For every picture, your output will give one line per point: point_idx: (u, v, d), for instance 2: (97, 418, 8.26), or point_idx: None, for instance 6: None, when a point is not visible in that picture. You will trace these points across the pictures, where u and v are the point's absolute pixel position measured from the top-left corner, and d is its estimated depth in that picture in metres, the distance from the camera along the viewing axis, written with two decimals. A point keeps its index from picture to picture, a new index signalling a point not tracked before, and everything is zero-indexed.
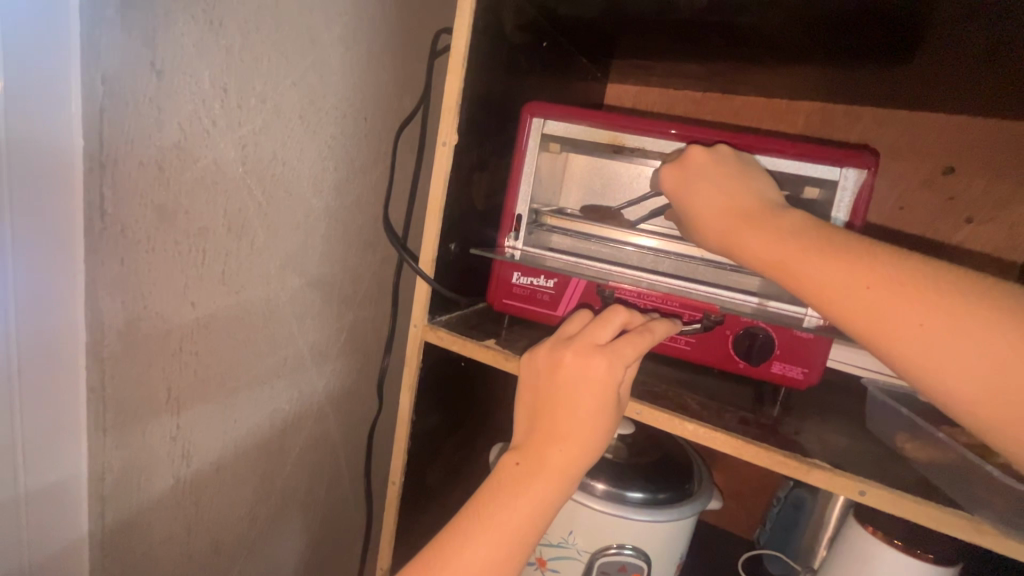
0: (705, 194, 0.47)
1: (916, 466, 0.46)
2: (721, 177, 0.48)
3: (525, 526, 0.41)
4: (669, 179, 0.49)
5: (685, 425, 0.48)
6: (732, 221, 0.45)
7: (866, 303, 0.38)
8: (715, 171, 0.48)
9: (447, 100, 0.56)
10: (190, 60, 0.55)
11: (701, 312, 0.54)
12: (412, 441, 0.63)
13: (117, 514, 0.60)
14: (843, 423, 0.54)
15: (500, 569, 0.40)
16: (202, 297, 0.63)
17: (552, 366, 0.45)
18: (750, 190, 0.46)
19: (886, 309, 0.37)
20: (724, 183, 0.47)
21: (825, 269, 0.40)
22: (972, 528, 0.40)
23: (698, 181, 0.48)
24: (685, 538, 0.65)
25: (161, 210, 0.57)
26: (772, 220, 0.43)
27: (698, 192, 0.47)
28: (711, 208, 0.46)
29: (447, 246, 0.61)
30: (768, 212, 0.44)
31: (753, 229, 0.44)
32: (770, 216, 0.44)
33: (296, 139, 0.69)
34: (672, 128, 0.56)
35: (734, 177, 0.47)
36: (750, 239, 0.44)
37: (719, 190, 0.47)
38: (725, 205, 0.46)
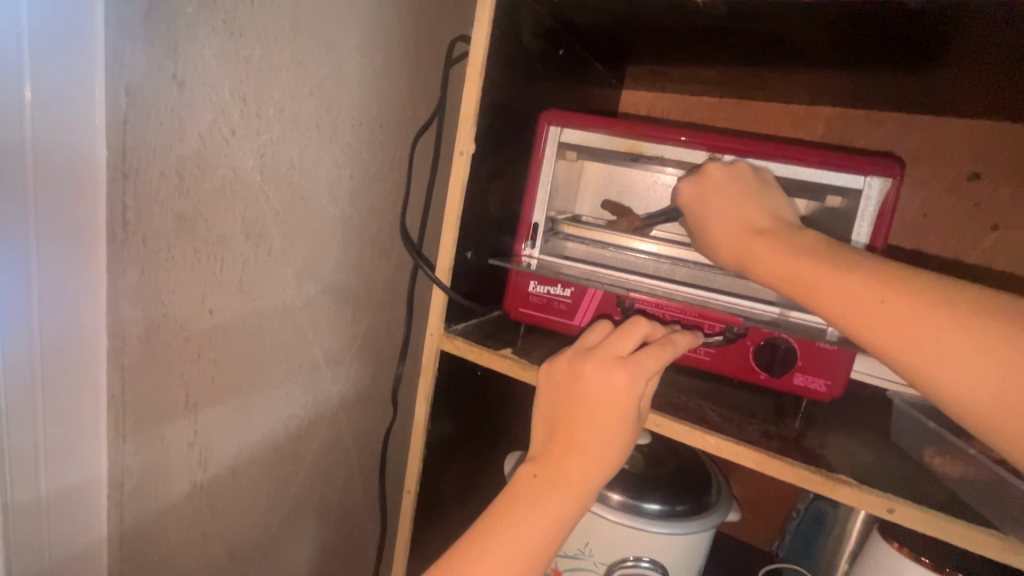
0: (721, 210, 0.47)
1: (946, 483, 0.45)
2: (738, 195, 0.48)
3: (541, 540, 0.41)
4: (686, 193, 0.49)
5: (705, 438, 0.47)
6: (746, 238, 0.45)
7: (879, 317, 0.38)
8: (732, 188, 0.48)
9: (464, 109, 0.56)
10: (209, 71, 0.56)
11: (722, 324, 0.54)
12: (427, 449, 0.63)
13: (136, 518, 0.62)
14: (867, 436, 0.53)
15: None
16: (220, 304, 0.64)
17: (572, 378, 0.44)
18: (766, 209, 0.47)
19: (902, 324, 0.37)
20: (741, 201, 0.47)
21: (840, 284, 0.39)
22: (1005, 548, 0.38)
23: (715, 197, 0.48)
24: (703, 550, 0.64)
25: (181, 219, 0.57)
26: (790, 237, 0.43)
27: (715, 207, 0.48)
28: (727, 224, 0.47)
29: (463, 255, 0.61)
30: (785, 230, 0.44)
31: (768, 246, 0.44)
32: (785, 234, 0.44)
33: (313, 147, 0.69)
34: (683, 134, 0.56)
35: (750, 194, 0.48)
36: (765, 254, 0.43)
37: (736, 207, 0.47)
38: (740, 222, 0.46)
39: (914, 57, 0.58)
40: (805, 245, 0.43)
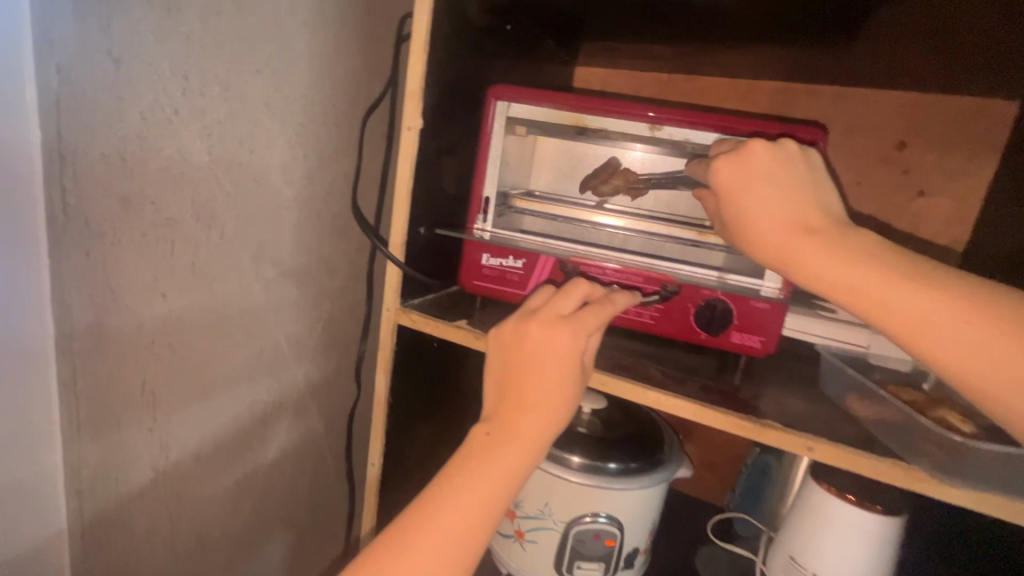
0: (767, 202, 0.44)
1: (866, 425, 0.48)
2: (784, 182, 0.44)
3: (496, 493, 0.43)
4: (725, 175, 0.45)
5: (648, 394, 0.50)
6: (795, 237, 0.42)
7: (947, 336, 0.37)
8: (777, 173, 0.44)
9: (410, 84, 0.56)
10: (147, 48, 0.55)
11: (657, 283, 0.57)
12: (389, 422, 0.64)
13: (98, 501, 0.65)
14: (800, 389, 0.57)
15: (470, 536, 0.42)
16: (173, 289, 0.64)
17: (519, 340, 0.46)
18: (816, 202, 0.44)
19: (967, 343, 0.37)
20: (787, 190, 0.44)
21: (892, 297, 0.39)
22: (909, 476, 0.42)
23: (761, 184, 0.44)
24: (658, 505, 0.68)
25: (126, 201, 0.57)
26: (839, 239, 0.41)
27: (759, 197, 0.44)
28: (769, 214, 0.43)
29: (417, 230, 0.61)
30: (834, 230, 0.42)
31: (817, 246, 0.41)
32: (837, 235, 0.42)
33: (263, 127, 0.68)
34: (650, 111, 0.57)
35: (797, 180, 0.44)
36: (811, 255, 0.41)
37: (781, 198, 0.44)
38: (784, 213, 0.43)
39: (844, 29, 0.61)
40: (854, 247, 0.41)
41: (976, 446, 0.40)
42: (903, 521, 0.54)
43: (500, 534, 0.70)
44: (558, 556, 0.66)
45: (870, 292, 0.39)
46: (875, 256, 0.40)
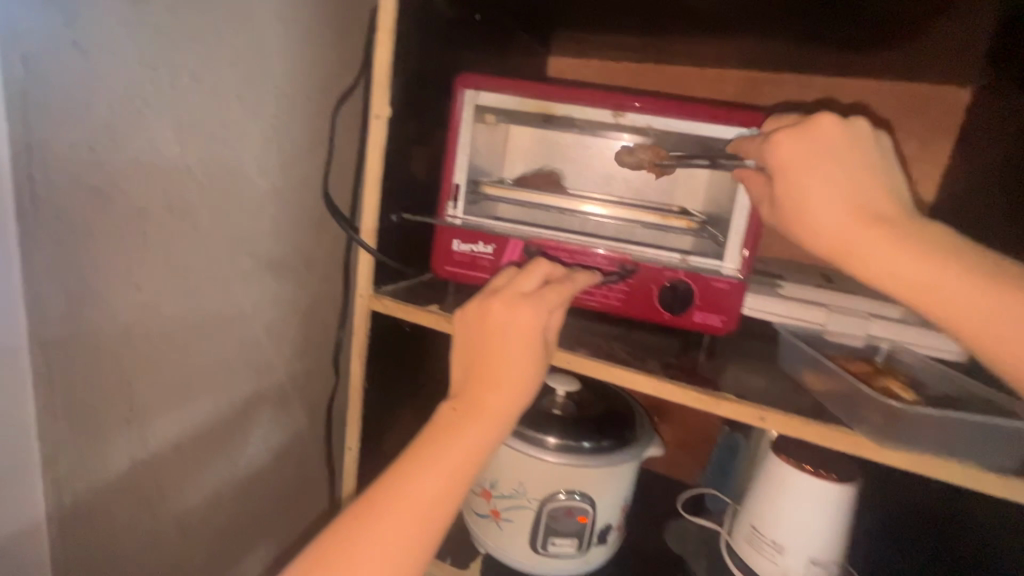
0: (827, 183, 0.43)
1: (817, 396, 0.51)
2: (848, 164, 0.44)
3: (465, 466, 0.45)
4: (784, 151, 0.45)
5: (612, 371, 0.52)
6: (857, 222, 0.42)
7: (1001, 334, 0.38)
8: (841, 153, 0.44)
9: (378, 74, 0.57)
10: (114, 40, 0.57)
11: (616, 263, 0.59)
12: (366, 406, 0.66)
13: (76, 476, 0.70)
14: (760, 366, 0.59)
15: (440, 506, 0.43)
16: (148, 277, 0.66)
17: (482, 319, 0.48)
18: (880, 187, 0.43)
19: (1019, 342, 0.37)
20: (852, 173, 0.44)
21: (952, 290, 0.39)
22: (853, 443, 0.45)
23: (824, 164, 0.44)
24: (631, 481, 0.70)
25: (96, 190, 0.60)
26: (897, 226, 0.41)
27: (818, 178, 0.44)
28: (826, 194, 0.43)
29: (388, 217, 0.62)
30: (900, 217, 0.42)
31: (880, 234, 0.41)
32: (902, 222, 0.42)
33: (238, 118, 0.68)
34: (637, 101, 0.59)
35: (861, 164, 0.44)
36: (867, 240, 0.41)
37: (844, 178, 0.43)
38: (845, 197, 0.43)
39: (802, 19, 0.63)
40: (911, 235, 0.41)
41: (909, 410, 0.43)
42: (856, 488, 0.57)
43: (477, 514, 0.72)
44: (533, 533, 0.68)
45: (920, 279, 0.40)
46: (930, 245, 0.40)
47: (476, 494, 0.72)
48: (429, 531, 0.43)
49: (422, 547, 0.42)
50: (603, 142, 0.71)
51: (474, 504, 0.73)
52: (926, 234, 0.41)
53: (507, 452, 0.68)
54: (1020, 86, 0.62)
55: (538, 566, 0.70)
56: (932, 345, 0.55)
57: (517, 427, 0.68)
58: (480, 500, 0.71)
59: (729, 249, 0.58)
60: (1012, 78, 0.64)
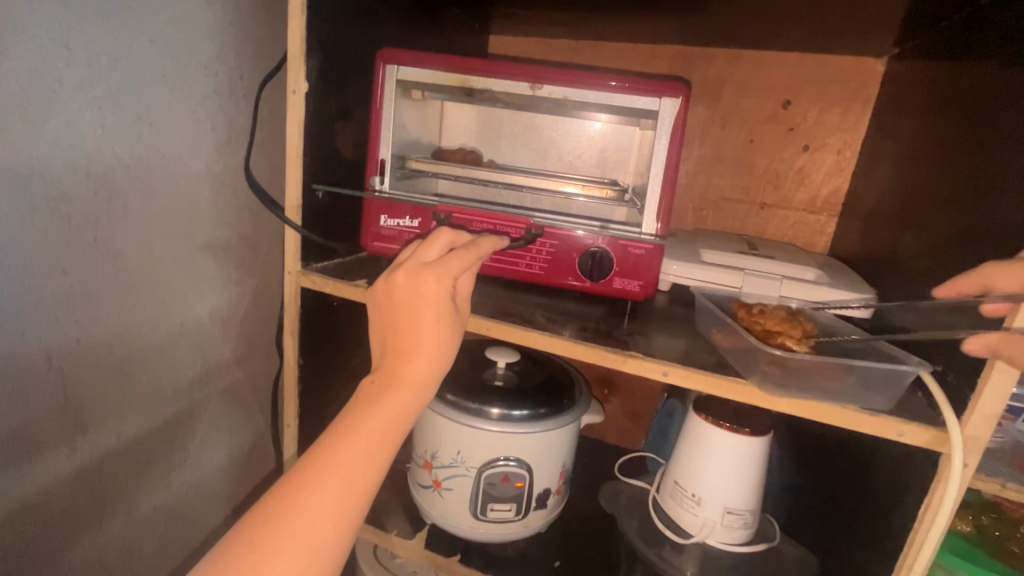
0: None
1: (721, 351, 0.54)
2: None
3: (392, 430, 0.46)
4: None
5: (529, 334, 0.55)
6: None
7: None
8: None
9: (292, 49, 0.57)
10: (20, 14, 0.53)
11: (522, 228, 0.60)
12: (301, 381, 0.68)
13: (13, 495, 0.61)
14: (678, 328, 0.62)
15: (367, 475, 0.44)
16: (75, 263, 0.63)
17: (389, 291, 0.50)
18: None
19: None
20: None
21: None
22: (745, 390, 0.48)
23: None
24: (569, 446, 0.73)
25: (13, 172, 0.55)
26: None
27: None
28: None
29: (313, 193, 0.63)
30: None
31: None
32: None
33: (162, 99, 0.68)
34: (613, 79, 0.58)
35: None
36: None
37: None
38: None
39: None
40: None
41: (791, 357, 0.46)
42: (769, 440, 0.60)
43: (420, 486, 0.74)
44: (473, 500, 0.70)
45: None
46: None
47: (419, 466, 0.74)
48: (358, 500, 0.44)
49: (352, 511, 0.43)
50: (536, 115, 0.73)
51: (417, 476, 0.75)
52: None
53: (446, 422, 0.69)
54: (939, 52, 0.64)
55: (480, 534, 0.72)
56: (837, 302, 0.58)
57: (455, 399, 0.70)
58: (422, 471, 0.73)
59: (646, 217, 0.61)
60: (927, 45, 0.67)
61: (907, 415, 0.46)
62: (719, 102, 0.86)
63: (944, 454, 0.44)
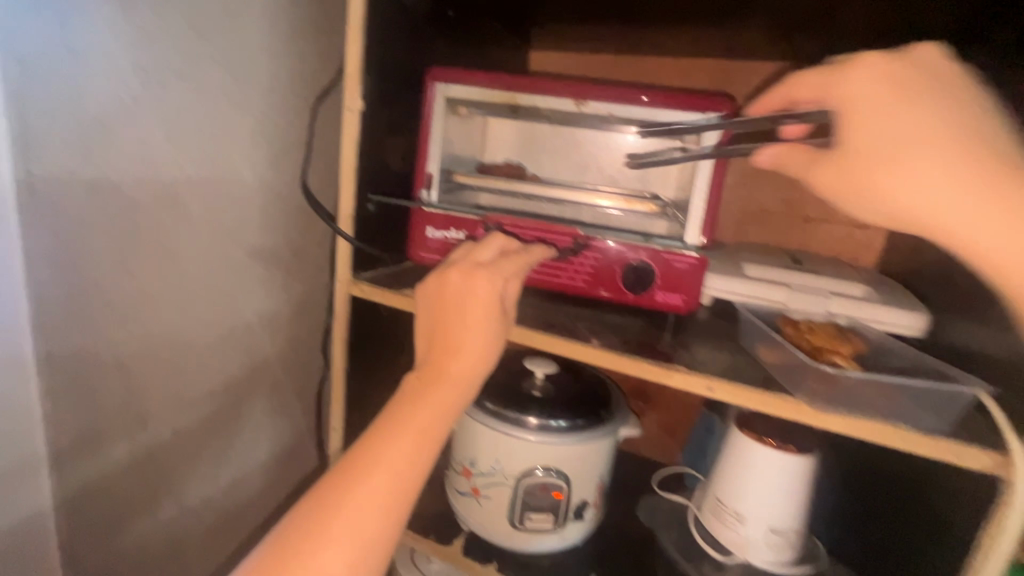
0: (893, 129, 0.39)
1: (768, 368, 0.54)
2: (925, 113, 0.39)
3: (433, 427, 0.48)
4: (853, 87, 0.42)
5: (572, 346, 0.56)
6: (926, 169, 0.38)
7: None
8: (911, 91, 0.40)
9: (348, 70, 0.60)
10: (104, 42, 0.61)
11: (569, 240, 0.61)
12: (347, 386, 0.70)
13: (112, 457, 0.75)
14: (721, 343, 0.62)
15: (411, 472, 0.46)
16: (141, 267, 0.70)
17: (440, 288, 0.53)
18: (964, 128, 0.38)
19: None
20: (919, 115, 0.39)
21: None
22: (796, 409, 0.47)
23: (885, 111, 0.40)
24: (607, 458, 0.73)
25: (91, 184, 0.64)
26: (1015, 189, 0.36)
27: (874, 121, 0.40)
28: (903, 138, 0.39)
29: (365, 205, 0.66)
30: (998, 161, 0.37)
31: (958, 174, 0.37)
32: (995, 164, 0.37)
33: (223, 114, 0.71)
34: (644, 95, 0.60)
35: (928, 99, 0.39)
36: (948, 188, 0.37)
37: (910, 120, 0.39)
38: (926, 137, 0.38)
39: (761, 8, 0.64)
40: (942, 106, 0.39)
41: (842, 374, 0.46)
42: (815, 460, 0.59)
43: (458, 493, 0.75)
44: (510, 509, 0.71)
45: (858, 110, 0.41)
46: (920, 84, 0.40)
47: (457, 473, 0.75)
48: (401, 496, 0.45)
49: (394, 509, 0.45)
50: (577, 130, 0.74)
51: (455, 482, 0.76)
52: (973, 119, 0.38)
53: (485, 430, 0.70)
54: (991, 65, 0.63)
55: (516, 543, 0.72)
56: (886, 319, 0.57)
57: (494, 407, 0.71)
58: (461, 478, 0.74)
59: (689, 230, 0.61)
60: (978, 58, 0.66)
61: (964, 437, 0.44)
62: None
63: (1004, 479, 0.42)
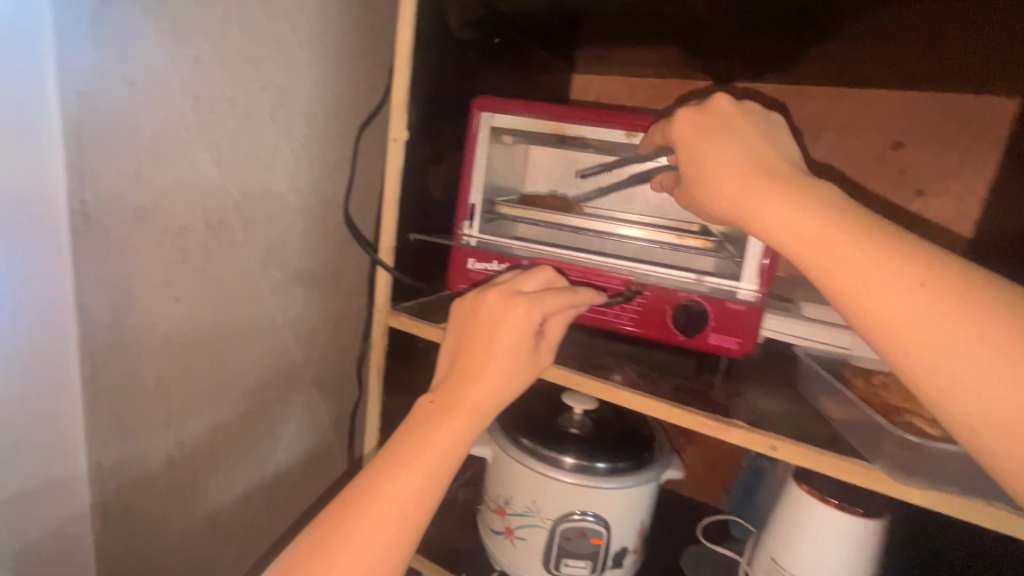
0: (719, 153, 0.43)
1: (835, 424, 0.50)
2: (741, 142, 0.43)
3: (446, 455, 0.46)
4: (684, 123, 0.46)
5: (619, 392, 0.52)
6: (753, 183, 0.41)
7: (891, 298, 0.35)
8: (739, 127, 0.44)
9: (394, 100, 0.60)
10: (159, 71, 0.60)
11: (622, 284, 0.58)
12: (382, 416, 0.69)
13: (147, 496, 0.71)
14: (778, 389, 0.58)
15: (419, 505, 0.45)
16: (187, 292, 0.68)
17: (474, 313, 0.50)
18: (771, 152, 0.43)
19: (896, 293, 0.35)
20: (736, 143, 0.43)
21: (857, 270, 0.36)
22: (869, 475, 0.43)
23: (712, 139, 0.44)
24: (649, 503, 0.69)
25: (141, 212, 0.62)
26: (798, 184, 0.40)
27: (705, 145, 0.44)
28: (727, 161, 0.43)
29: (406, 235, 0.65)
30: (800, 181, 0.40)
31: (777, 189, 0.40)
32: (798, 182, 0.40)
33: (269, 139, 0.72)
34: None
35: (745, 133, 0.44)
36: (768, 199, 0.40)
37: (734, 148, 0.43)
38: (749, 162, 0.42)
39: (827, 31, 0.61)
40: (743, 138, 0.43)
41: (928, 444, 0.42)
42: (883, 524, 0.54)
43: (492, 531, 0.73)
44: (546, 553, 0.68)
45: (689, 141, 0.45)
46: (736, 123, 0.44)
47: (492, 510, 0.72)
48: (413, 525, 0.45)
49: (405, 537, 0.44)
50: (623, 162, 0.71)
51: (489, 520, 0.73)
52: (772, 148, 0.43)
53: (521, 469, 0.67)
54: None
55: None
56: None
57: (531, 445, 0.68)
58: (495, 516, 0.72)
59: (746, 272, 0.57)
60: None
61: None
62: (819, 143, 0.81)
63: None
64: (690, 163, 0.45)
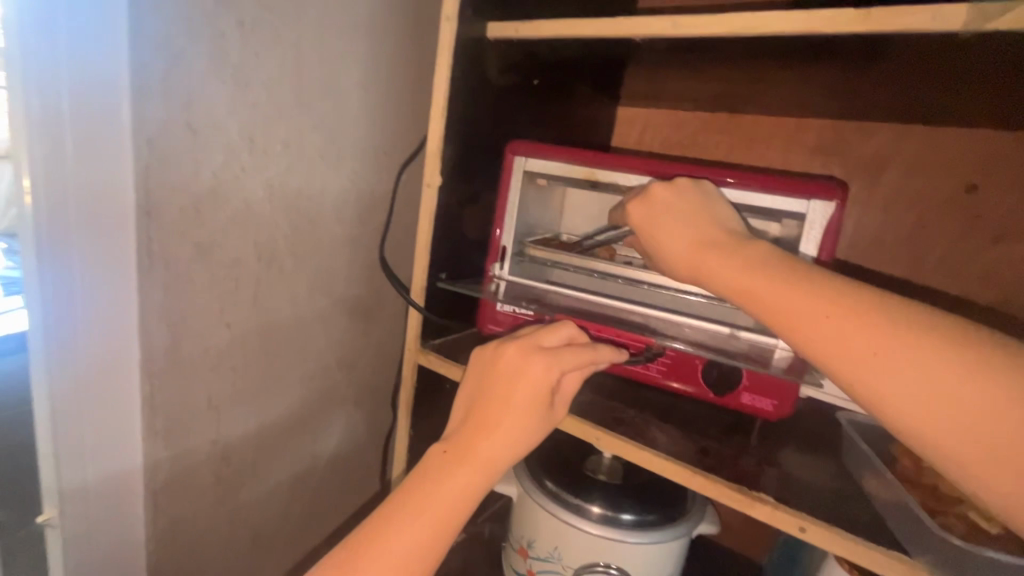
0: (673, 232, 0.48)
1: (877, 505, 0.46)
2: (683, 215, 0.49)
3: (456, 507, 0.47)
4: (636, 211, 0.51)
5: (640, 453, 0.50)
6: (702, 254, 0.46)
7: (829, 333, 0.38)
8: (676, 205, 0.50)
9: (430, 146, 0.62)
10: (219, 117, 0.64)
11: (643, 343, 0.57)
12: (410, 449, 0.70)
13: (192, 512, 0.74)
14: (818, 457, 0.54)
15: (431, 553, 0.45)
16: (236, 319, 0.72)
17: (492, 364, 0.51)
18: (712, 222, 0.48)
19: (841, 335, 0.38)
20: (682, 222, 0.48)
21: (801, 306, 0.40)
22: (909, 573, 0.40)
23: (660, 218, 0.49)
24: (677, 558, 0.66)
25: (199, 247, 0.66)
26: (739, 253, 0.44)
27: (660, 225, 0.49)
28: (675, 242, 0.48)
29: (436, 276, 0.66)
30: (735, 243, 0.45)
31: (724, 261, 0.44)
32: (736, 245, 0.45)
33: (318, 175, 0.76)
34: (729, 176, 0.55)
35: (690, 210, 0.49)
36: (722, 272, 0.44)
37: (680, 226, 0.48)
38: (692, 238, 0.47)
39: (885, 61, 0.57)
40: (683, 220, 0.49)
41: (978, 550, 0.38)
42: None
43: (514, 571, 0.72)
44: None
45: (643, 227, 0.50)
46: (673, 208, 0.49)
47: (514, 550, 0.72)
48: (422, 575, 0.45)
49: None
50: None
51: (512, 560, 0.73)
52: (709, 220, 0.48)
53: (544, 514, 0.66)
54: None
55: None
56: None
57: (556, 489, 0.67)
58: (517, 557, 0.71)
59: None
60: None
61: None
62: (881, 181, 0.76)
63: None
64: (652, 244, 0.50)
